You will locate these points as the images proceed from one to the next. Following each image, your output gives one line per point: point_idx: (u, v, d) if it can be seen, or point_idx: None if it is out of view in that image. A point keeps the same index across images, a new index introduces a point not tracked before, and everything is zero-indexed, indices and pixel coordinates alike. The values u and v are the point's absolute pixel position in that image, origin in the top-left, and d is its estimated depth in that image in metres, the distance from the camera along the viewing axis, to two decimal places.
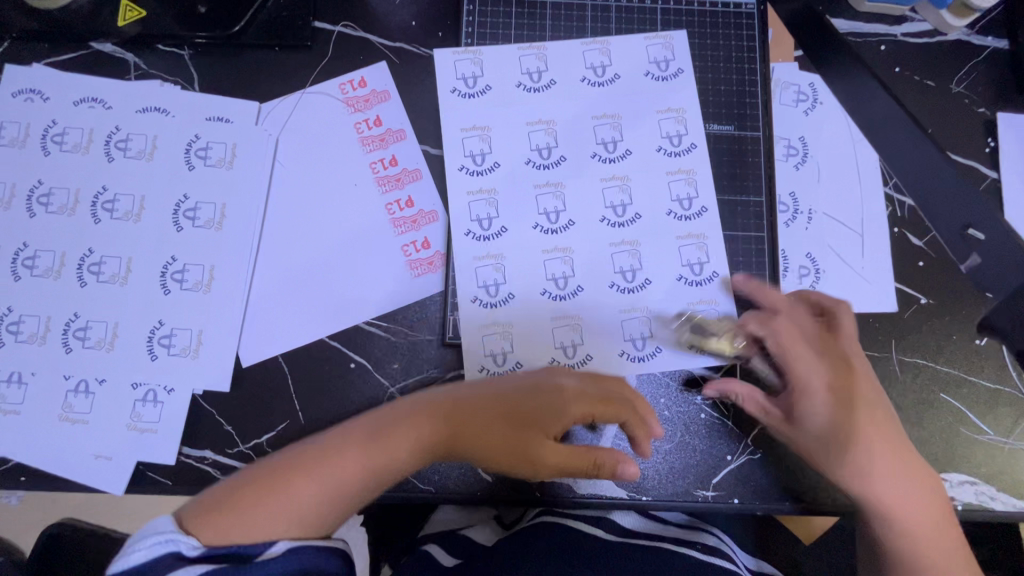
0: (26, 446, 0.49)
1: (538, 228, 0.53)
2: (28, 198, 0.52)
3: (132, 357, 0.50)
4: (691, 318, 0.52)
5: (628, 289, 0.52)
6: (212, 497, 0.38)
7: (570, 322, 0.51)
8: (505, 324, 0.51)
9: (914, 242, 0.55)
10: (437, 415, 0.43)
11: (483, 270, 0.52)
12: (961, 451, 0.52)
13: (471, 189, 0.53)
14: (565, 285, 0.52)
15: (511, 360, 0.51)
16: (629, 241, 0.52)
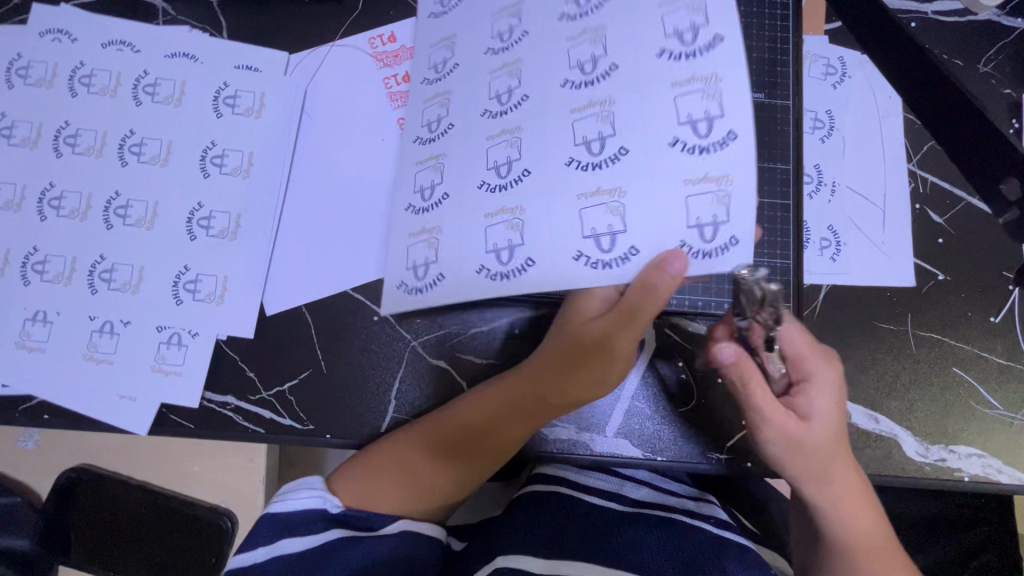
0: (55, 383, 0.51)
1: (484, 185, 0.48)
2: (55, 138, 0.52)
3: (157, 300, 0.51)
4: (688, 204, 0.44)
5: (588, 165, 0.46)
6: (355, 463, 0.50)
7: (507, 218, 0.47)
8: (433, 229, 0.49)
9: (935, 219, 0.55)
10: (504, 391, 0.48)
11: (422, 173, 0.50)
12: (970, 425, 0.53)
13: (421, 155, 0.51)
14: (506, 172, 0.48)
15: (433, 270, 0.48)
16: (600, 103, 0.47)
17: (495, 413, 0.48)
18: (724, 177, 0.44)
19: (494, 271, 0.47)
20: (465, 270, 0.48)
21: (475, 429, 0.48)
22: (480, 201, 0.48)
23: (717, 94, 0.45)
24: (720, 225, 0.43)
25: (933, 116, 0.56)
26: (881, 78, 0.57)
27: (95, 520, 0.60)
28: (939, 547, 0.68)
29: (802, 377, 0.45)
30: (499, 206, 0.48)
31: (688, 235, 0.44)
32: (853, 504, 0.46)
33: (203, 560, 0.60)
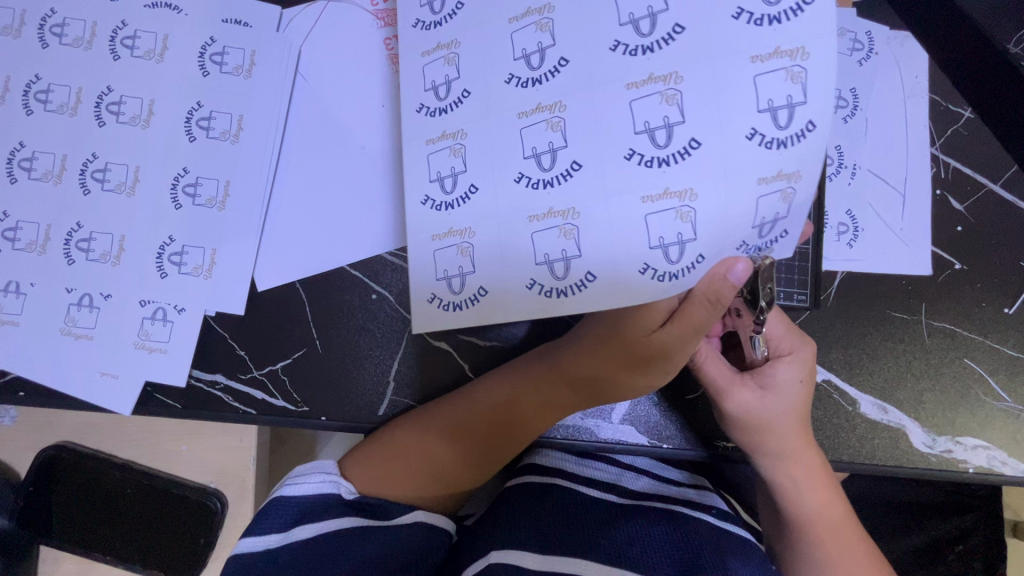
0: (30, 357, 0.48)
1: (521, 181, 0.43)
2: (25, 94, 0.48)
3: (140, 271, 0.48)
4: (755, 201, 0.36)
5: (653, 160, 0.39)
6: (361, 452, 0.49)
7: (561, 224, 0.41)
8: (464, 231, 0.44)
9: (954, 206, 0.53)
10: (537, 385, 0.47)
11: (438, 157, 0.44)
12: (977, 416, 0.52)
13: (432, 137, 0.45)
14: (551, 164, 0.42)
15: (472, 283, 0.44)
16: (666, 74, 0.39)
17: (535, 405, 0.48)
18: (795, 172, 0.36)
19: (549, 287, 0.42)
20: (517, 287, 0.43)
21: (489, 414, 0.48)
22: (521, 197, 0.43)
23: (801, 75, 0.36)
24: (781, 222, 0.36)
25: (961, 98, 0.54)
26: (910, 56, 0.54)
27: (81, 499, 0.58)
28: (928, 532, 0.68)
29: (775, 354, 0.48)
30: (546, 209, 0.42)
31: (752, 235, 0.37)
32: (812, 481, 0.48)
33: (192, 540, 0.59)
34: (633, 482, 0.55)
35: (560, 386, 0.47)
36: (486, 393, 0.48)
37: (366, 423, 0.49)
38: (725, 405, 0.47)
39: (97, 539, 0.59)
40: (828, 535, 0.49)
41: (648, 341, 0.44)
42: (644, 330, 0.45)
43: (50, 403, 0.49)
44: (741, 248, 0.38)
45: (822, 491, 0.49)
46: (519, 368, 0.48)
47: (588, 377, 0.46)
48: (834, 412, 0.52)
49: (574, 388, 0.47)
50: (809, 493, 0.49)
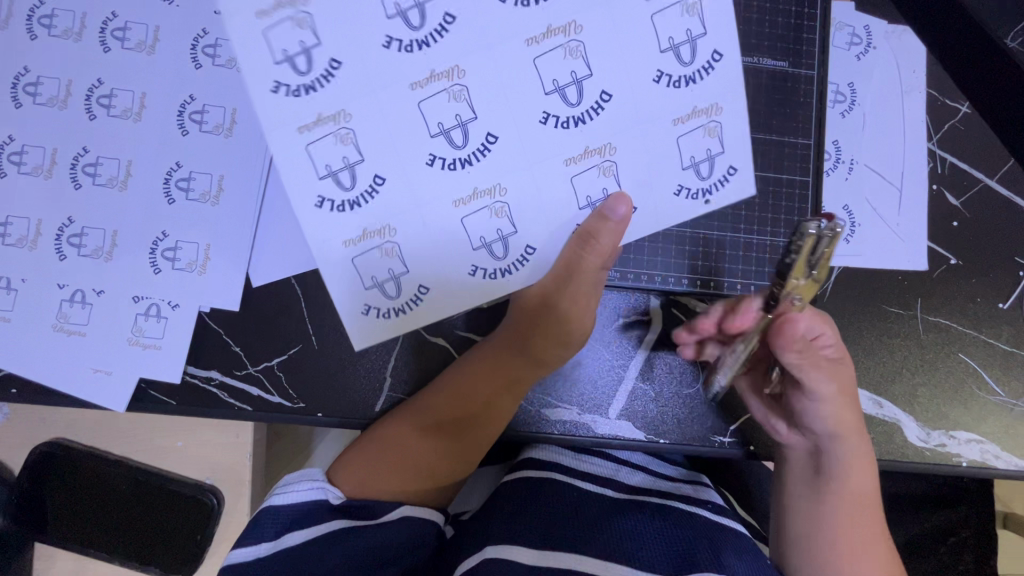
0: (22, 355, 0.47)
1: (435, 162, 0.42)
2: (14, 86, 0.47)
3: (133, 267, 0.47)
4: (681, 144, 0.43)
5: (569, 120, 0.43)
6: (358, 454, 0.49)
7: (494, 206, 0.43)
8: (383, 229, 0.43)
9: (951, 201, 0.54)
10: (476, 376, 0.48)
11: (320, 146, 0.41)
12: (972, 410, 0.53)
13: (304, 121, 0.41)
14: (464, 140, 0.42)
15: (410, 285, 0.44)
16: (563, 27, 0.42)
17: (489, 389, 0.49)
18: (711, 107, 0.43)
19: (491, 270, 0.44)
20: (458, 276, 0.44)
21: (457, 410, 0.49)
22: (438, 180, 0.43)
23: (698, 6, 0.42)
24: (716, 159, 0.44)
25: (960, 93, 0.53)
26: (908, 51, 0.54)
27: (77, 497, 0.58)
28: (924, 524, 0.69)
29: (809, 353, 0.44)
30: (470, 192, 0.43)
31: (687, 175, 0.44)
32: (848, 467, 0.47)
33: (190, 536, 0.58)
34: (630, 477, 0.55)
35: (505, 367, 0.48)
36: (441, 389, 0.49)
37: (363, 420, 0.49)
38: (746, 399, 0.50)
39: (94, 536, 0.59)
40: (854, 521, 0.48)
41: (573, 307, 0.46)
42: (562, 295, 0.45)
43: (44, 401, 0.48)
44: (677, 193, 0.44)
45: (853, 477, 0.48)
46: (471, 359, 0.49)
47: (530, 354, 0.48)
48: None
49: (507, 368, 0.48)
50: (840, 481, 0.48)
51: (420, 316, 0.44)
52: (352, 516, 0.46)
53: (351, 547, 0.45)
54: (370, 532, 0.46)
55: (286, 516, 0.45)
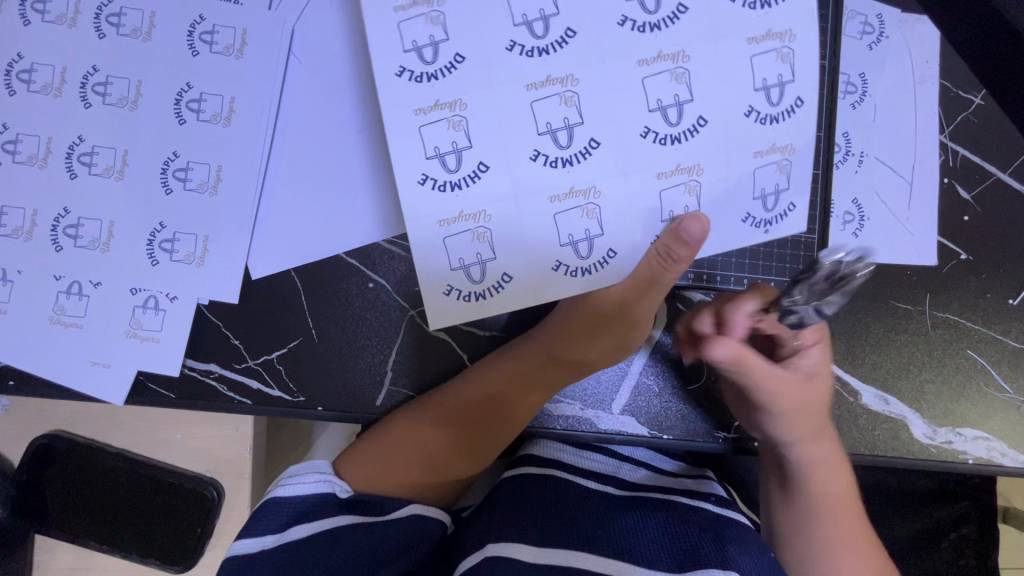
0: (19, 348, 0.47)
1: (538, 159, 0.43)
2: (7, 74, 0.46)
3: (131, 258, 0.47)
4: (756, 175, 0.43)
5: (666, 138, 0.43)
6: (363, 451, 0.49)
7: (585, 204, 0.43)
8: (479, 214, 0.43)
9: (962, 195, 0.53)
10: (516, 371, 0.48)
11: (431, 130, 0.42)
12: (979, 407, 0.52)
13: (422, 104, 0.42)
14: (568, 142, 0.43)
15: (495, 272, 0.44)
16: (673, 53, 0.42)
17: (526, 387, 0.49)
18: (789, 146, 0.43)
19: (574, 267, 0.44)
20: (543, 271, 0.44)
21: (482, 401, 0.49)
22: (543, 178, 0.43)
23: (790, 55, 0.42)
24: (783, 193, 0.44)
25: (975, 84, 0.52)
26: (923, 41, 0.52)
27: (75, 488, 0.58)
28: (924, 519, 0.68)
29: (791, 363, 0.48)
30: (567, 188, 0.43)
31: (755, 205, 0.44)
32: (824, 445, 0.50)
33: (190, 528, 0.58)
34: (631, 474, 0.55)
35: (546, 369, 0.49)
36: (471, 382, 0.49)
37: (363, 413, 0.49)
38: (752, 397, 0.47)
39: (93, 527, 0.58)
40: (831, 492, 0.52)
41: (634, 318, 0.46)
42: (629, 306, 0.46)
43: (42, 394, 0.48)
44: (746, 217, 0.44)
45: (829, 453, 0.50)
46: (507, 356, 0.48)
47: (575, 359, 0.48)
48: (838, 404, 0.51)
49: (553, 366, 0.49)
50: (818, 459, 0.50)
51: (499, 303, 0.45)
52: (351, 510, 0.46)
53: (356, 542, 0.45)
54: (374, 526, 0.46)
55: (285, 509, 0.45)
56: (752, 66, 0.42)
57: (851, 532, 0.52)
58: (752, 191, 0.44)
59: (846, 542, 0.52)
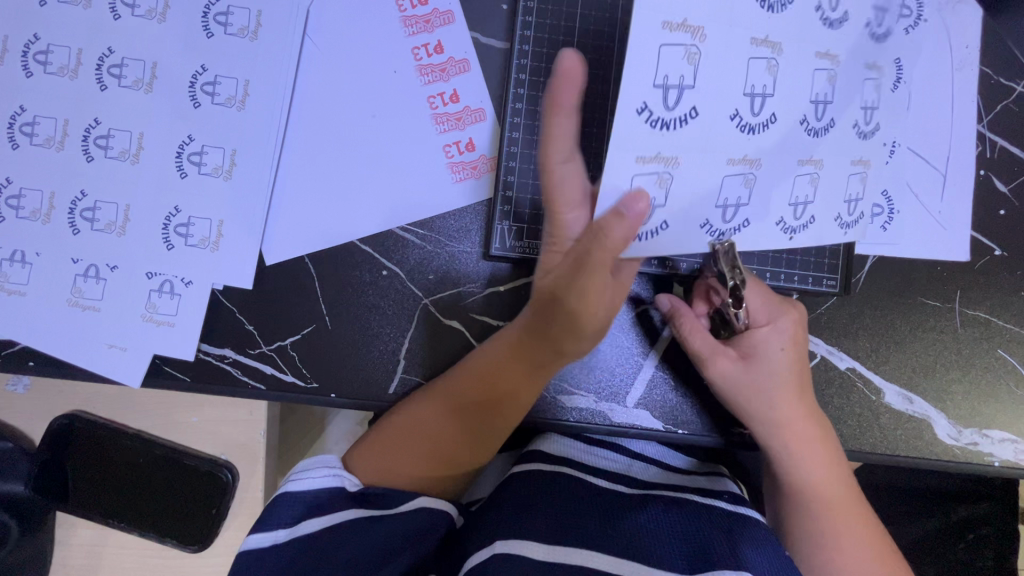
0: (34, 330, 0.47)
1: (733, 120, 0.39)
2: (24, 54, 0.46)
3: (146, 242, 0.47)
4: (846, 181, 0.42)
5: (813, 130, 0.40)
6: (380, 447, 0.48)
7: (745, 170, 0.39)
8: (670, 159, 0.38)
9: (999, 187, 0.50)
10: (484, 366, 0.46)
11: (670, 54, 0.37)
12: (1006, 407, 0.50)
13: (671, 20, 0.37)
14: (759, 109, 0.39)
15: (660, 217, 0.39)
16: (773, 42, 0.39)
17: (507, 383, 0.46)
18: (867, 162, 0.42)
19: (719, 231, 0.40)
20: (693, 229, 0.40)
21: (472, 403, 0.46)
22: (729, 139, 0.39)
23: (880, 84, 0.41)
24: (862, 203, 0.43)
25: (1014, 72, 0.50)
26: (963, 25, 0.50)
27: (93, 467, 0.59)
28: (940, 520, 0.67)
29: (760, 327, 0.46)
30: (740, 155, 0.39)
31: (843, 208, 0.43)
32: (794, 421, 0.46)
33: (206, 509, 0.59)
34: (643, 471, 0.54)
35: (532, 360, 0.44)
36: (454, 377, 0.47)
37: (376, 401, 0.49)
38: (706, 372, 0.47)
39: (110, 505, 0.60)
40: (817, 470, 0.47)
41: (580, 302, 0.38)
42: (570, 298, 0.38)
43: (56, 376, 0.48)
44: (840, 220, 0.42)
45: (809, 432, 0.47)
46: (497, 343, 0.45)
47: (551, 353, 0.43)
48: (860, 404, 0.50)
49: (525, 357, 0.44)
50: (799, 442, 0.47)
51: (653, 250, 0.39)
52: (360, 500, 0.46)
53: (371, 538, 0.44)
54: (387, 522, 0.45)
55: (297, 497, 0.45)
56: (860, 85, 0.41)
57: (845, 505, 0.47)
58: (839, 194, 0.42)
59: (842, 522, 0.47)
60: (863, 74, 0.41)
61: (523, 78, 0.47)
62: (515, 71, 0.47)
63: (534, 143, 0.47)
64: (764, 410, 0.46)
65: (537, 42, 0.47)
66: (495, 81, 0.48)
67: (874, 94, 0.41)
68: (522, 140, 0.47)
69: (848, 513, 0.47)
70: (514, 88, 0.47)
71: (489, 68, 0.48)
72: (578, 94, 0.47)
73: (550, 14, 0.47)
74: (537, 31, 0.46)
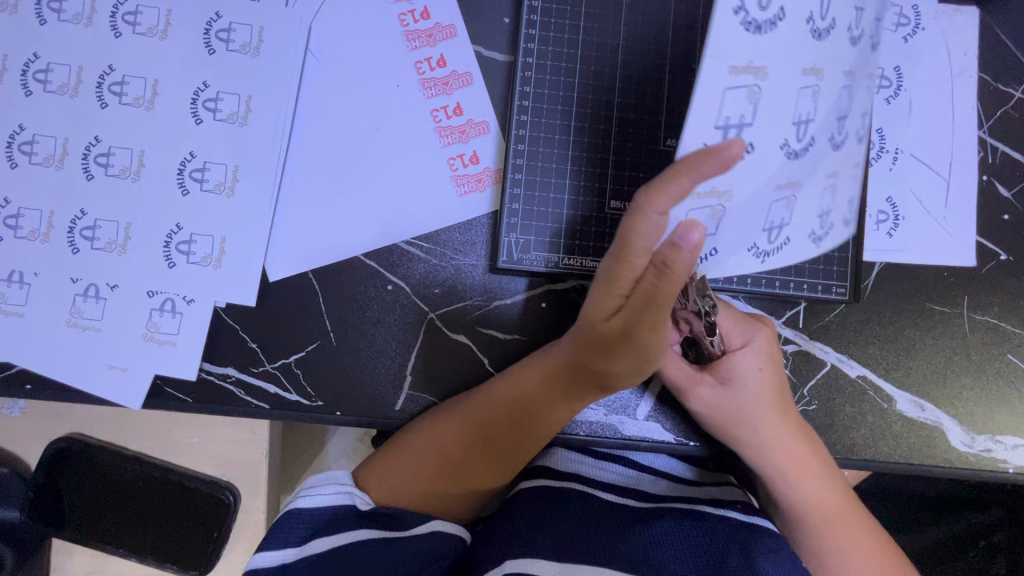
0: (30, 352, 0.46)
1: (784, 150, 0.35)
2: (23, 73, 0.46)
3: (148, 260, 0.46)
4: (818, 197, 0.36)
5: (798, 153, 0.36)
6: (388, 467, 0.47)
7: (790, 196, 0.36)
8: (723, 192, 0.36)
9: (1002, 193, 0.51)
10: (519, 387, 0.45)
11: (733, 93, 0.34)
12: (1018, 413, 0.50)
13: (737, 62, 0.34)
14: (804, 137, 0.36)
15: (707, 245, 0.39)
16: (758, 67, 0.35)
17: (550, 403, 0.45)
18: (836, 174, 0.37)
19: (762, 251, 0.39)
20: (731, 257, 0.40)
21: (498, 422, 0.46)
22: (778, 166, 0.36)
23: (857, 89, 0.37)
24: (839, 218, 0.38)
25: (1012, 78, 0.50)
26: (959, 33, 0.50)
27: (90, 493, 0.57)
28: (952, 528, 0.66)
29: (735, 348, 0.47)
30: (708, 187, 0.35)
31: (817, 225, 0.38)
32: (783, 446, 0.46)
33: (207, 533, 0.58)
34: (653, 484, 0.53)
35: (579, 380, 0.43)
36: (482, 396, 0.46)
37: (382, 419, 0.48)
38: (687, 401, 0.46)
39: (108, 531, 0.58)
40: (814, 489, 0.47)
41: (640, 335, 0.37)
42: (632, 330, 0.37)
43: (54, 399, 0.47)
44: (818, 242, 0.38)
45: (800, 452, 0.47)
46: (549, 357, 0.44)
47: (597, 378, 0.42)
48: (871, 411, 0.50)
49: (572, 381, 0.43)
50: (792, 461, 0.47)
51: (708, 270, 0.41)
52: (368, 521, 0.45)
53: (381, 561, 0.43)
54: (397, 544, 0.44)
55: (304, 518, 0.44)
56: (840, 95, 0.36)
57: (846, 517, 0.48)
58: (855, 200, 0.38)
59: (844, 535, 0.48)
60: (875, 82, 0.37)
61: (527, 90, 0.47)
62: (519, 84, 0.47)
63: (539, 155, 0.47)
64: (755, 432, 0.46)
65: (540, 55, 0.47)
66: (499, 94, 0.48)
67: (848, 103, 0.36)
68: (527, 152, 0.47)
69: (847, 523, 0.48)
70: (519, 100, 0.46)
71: (493, 80, 0.48)
72: (582, 106, 0.47)
73: (552, 27, 0.47)
74: (540, 44, 0.47)
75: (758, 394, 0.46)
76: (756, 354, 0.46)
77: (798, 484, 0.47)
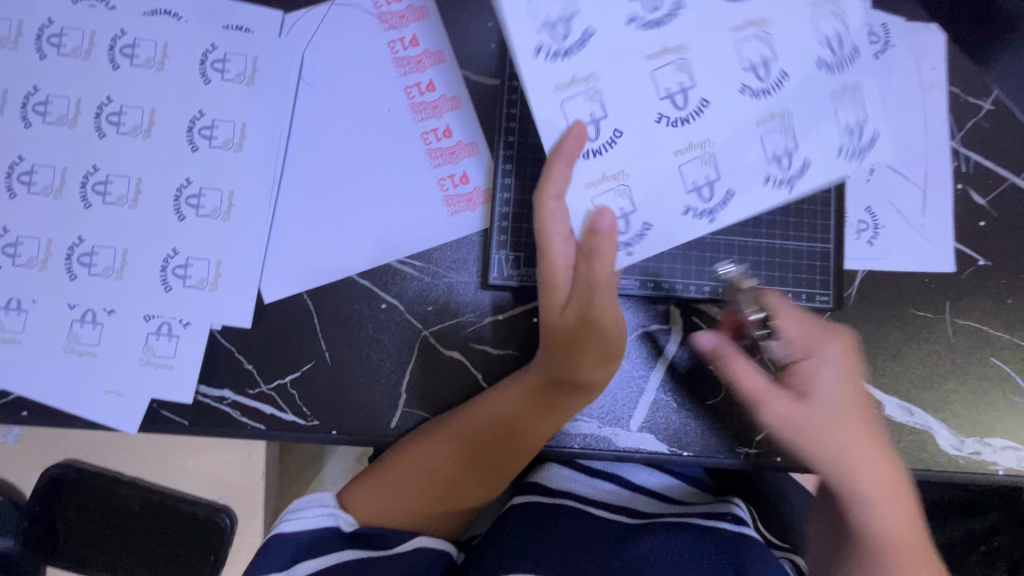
0: (27, 379, 0.46)
1: (661, 121, 0.42)
2: (23, 106, 0.47)
3: (145, 285, 0.47)
4: (761, 141, 0.43)
5: (677, 122, 0.42)
6: (374, 487, 0.47)
7: (701, 155, 0.43)
8: (616, 174, 0.42)
9: (977, 201, 0.52)
10: (500, 407, 0.46)
11: (573, 104, 0.41)
12: (1005, 415, 0.51)
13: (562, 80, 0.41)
14: (684, 103, 0.42)
15: (637, 220, 0.43)
16: (673, 49, 0.42)
17: (530, 418, 0.46)
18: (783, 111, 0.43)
19: (700, 211, 0.43)
20: (674, 217, 0.43)
21: (483, 442, 0.47)
22: (664, 136, 0.42)
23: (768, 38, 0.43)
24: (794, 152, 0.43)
25: (980, 92, 0.52)
26: (926, 50, 0.52)
27: (84, 520, 0.57)
28: (949, 532, 0.66)
29: (804, 355, 0.46)
30: (599, 175, 0.42)
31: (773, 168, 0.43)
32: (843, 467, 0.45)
33: (204, 557, 0.58)
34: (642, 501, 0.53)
35: (562, 382, 0.45)
36: (477, 415, 0.46)
37: (377, 437, 0.48)
38: (762, 413, 0.46)
39: (105, 557, 0.58)
40: (885, 514, 0.45)
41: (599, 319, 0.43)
42: (591, 315, 0.43)
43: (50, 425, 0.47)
44: (767, 180, 0.43)
45: (869, 466, 0.45)
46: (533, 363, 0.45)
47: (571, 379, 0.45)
48: None
49: (551, 389, 0.45)
50: (868, 473, 0.45)
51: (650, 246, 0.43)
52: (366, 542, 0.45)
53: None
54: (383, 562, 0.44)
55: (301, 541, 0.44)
56: (736, 50, 0.43)
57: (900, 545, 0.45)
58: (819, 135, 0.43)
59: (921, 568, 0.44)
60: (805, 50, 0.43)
61: (514, 111, 0.48)
62: (506, 106, 0.48)
63: (527, 173, 0.48)
64: (815, 437, 0.45)
65: None
66: (487, 116, 0.49)
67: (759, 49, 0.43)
68: (515, 170, 0.48)
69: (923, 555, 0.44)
70: (506, 121, 0.48)
71: (481, 103, 0.49)
72: None
73: None
74: None
75: (838, 403, 0.45)
76: (831, 360, 0.46)
77: (871, 499, 0.45)
